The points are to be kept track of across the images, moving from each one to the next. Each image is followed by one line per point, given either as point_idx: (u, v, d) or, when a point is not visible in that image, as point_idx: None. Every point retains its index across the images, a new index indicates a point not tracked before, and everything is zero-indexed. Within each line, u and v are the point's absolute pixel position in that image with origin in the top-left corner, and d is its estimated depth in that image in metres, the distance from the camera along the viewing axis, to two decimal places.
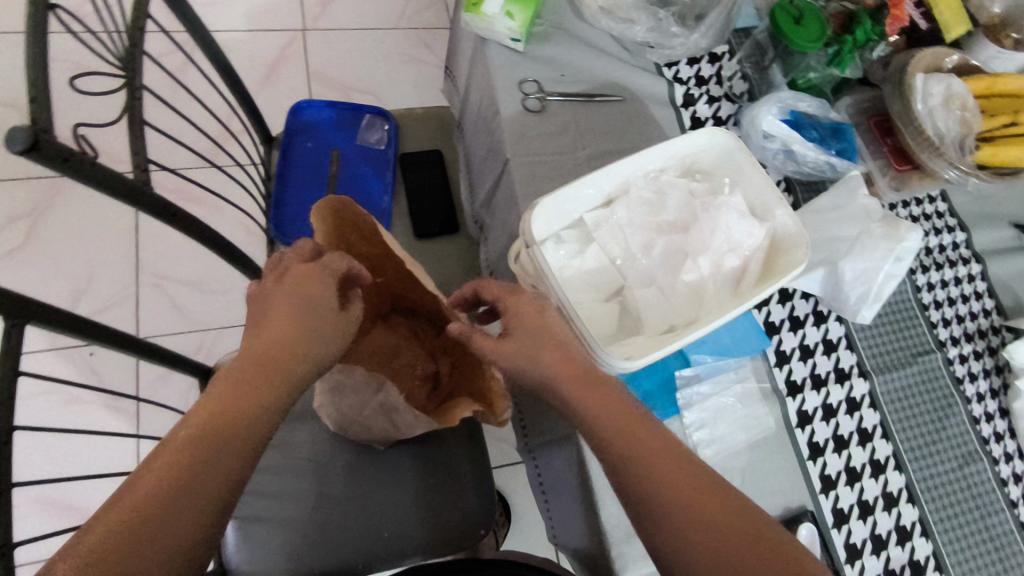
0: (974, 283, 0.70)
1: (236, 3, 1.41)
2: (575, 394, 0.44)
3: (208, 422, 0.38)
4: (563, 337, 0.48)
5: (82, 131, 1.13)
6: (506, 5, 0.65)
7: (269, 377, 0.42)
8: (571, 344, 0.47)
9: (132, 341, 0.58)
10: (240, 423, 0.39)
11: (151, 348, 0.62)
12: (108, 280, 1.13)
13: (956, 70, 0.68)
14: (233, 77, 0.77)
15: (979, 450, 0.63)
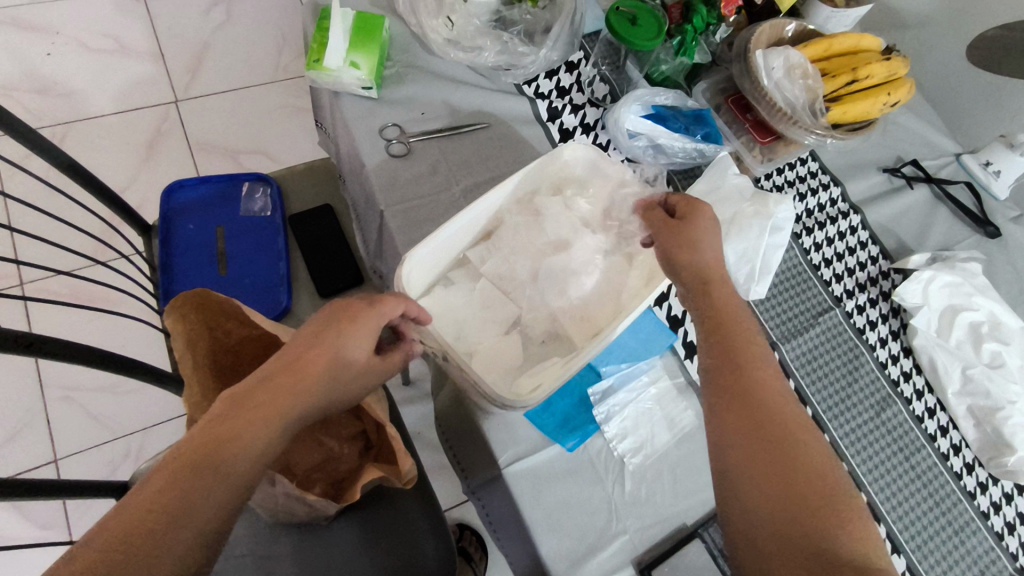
0: (857, 234, 0.73)
1: (97, 86, 1.34)
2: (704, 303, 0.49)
3: (212, 445, 0.37)
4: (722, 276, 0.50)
5: None
6: (348, 55, 0.64)
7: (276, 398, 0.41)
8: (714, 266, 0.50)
9: (44, 486, 0.54)
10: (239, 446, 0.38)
11: (68, 486, 0.59)
12: (11, 405, 1.05)
13: (794, 38, 0.71)
14: (81, 173, 0.73)
15: (892, 393, 0.65)
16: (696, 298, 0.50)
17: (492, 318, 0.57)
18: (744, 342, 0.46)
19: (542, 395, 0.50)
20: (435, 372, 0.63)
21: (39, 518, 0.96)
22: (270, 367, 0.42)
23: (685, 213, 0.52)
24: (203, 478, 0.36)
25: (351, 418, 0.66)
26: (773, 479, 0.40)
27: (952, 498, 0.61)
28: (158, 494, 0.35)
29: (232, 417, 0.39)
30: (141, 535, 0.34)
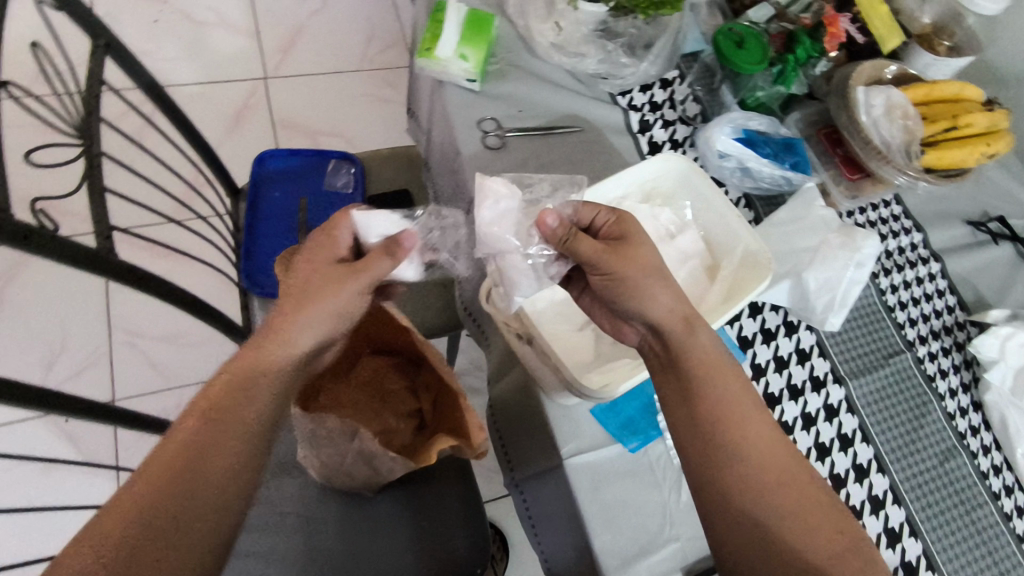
0: (935, 281, 0.72)
1: (196, 55, 1.42)
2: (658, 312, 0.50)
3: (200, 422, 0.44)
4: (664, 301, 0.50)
5: (42, 207, 1.11)
6: (458, 48, 0.67)
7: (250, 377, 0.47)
8: (670, 288, 0.50)
9: (91, 406, 0.57)
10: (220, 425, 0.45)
11: (115, 412, 0.61)
12: (80, 342, 1.10)
13: (895, 80, 0.72)
14: (190, 129, 0.77)
15: (958, 445, 0.64)
16: (664, 336, 0.50)
17: (569, 315, 0.60)
18: (706, 375, 0.48)
19: (617, 390, 0.52)
20: (502, 359, 0.65)
21: (93, 451, 1.01)
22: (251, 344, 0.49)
23: (620, 236, 0.51)
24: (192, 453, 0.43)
25: (409, 396, 0.68)
26: (737, 491, 0.46)
27: (1010, 558, 0.60)
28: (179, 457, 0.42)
29: (231, 385, 0.46)
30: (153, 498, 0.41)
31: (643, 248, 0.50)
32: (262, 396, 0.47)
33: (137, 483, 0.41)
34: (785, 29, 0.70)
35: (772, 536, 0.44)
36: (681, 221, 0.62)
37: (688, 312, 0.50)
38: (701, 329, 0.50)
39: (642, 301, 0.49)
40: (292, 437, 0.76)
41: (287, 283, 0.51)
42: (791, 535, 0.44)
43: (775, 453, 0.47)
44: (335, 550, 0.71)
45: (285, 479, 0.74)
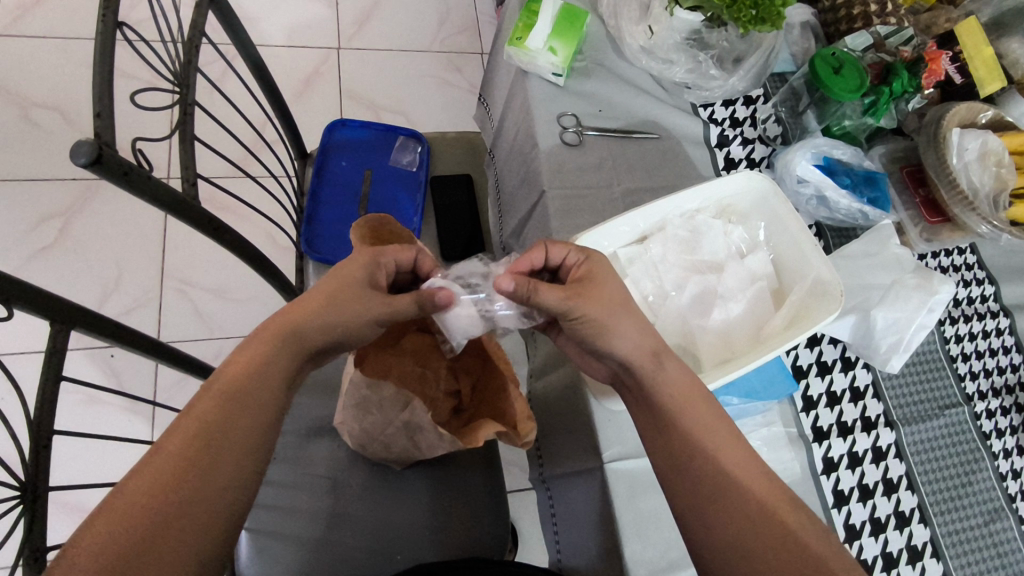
0: (1002, 337, 0.70)
1: (275, 18, 1.44)
2: (625, 347, 0.49)
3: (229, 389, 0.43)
4: (627, 336, 0.49)
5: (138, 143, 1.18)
6: (549, 40, 0.67)
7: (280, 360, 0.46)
8: (642, 326, 0.50)
9: (153, 344, 0.58)
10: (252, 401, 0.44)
11: (174, 355, 0.62)
12: (133, 283, 1.14)
13: (989, 125, 0.69)
14: (272, 89, 0.78)
15: (1005, 507, 0.62)
16: (636, 373, 0.49)
17: None
18: (680, 407, 0.48)
19: None
20: (550, 357, 0.66)
21: (132, 389, 1.05)
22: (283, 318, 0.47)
23: (585, 278, 0.51)
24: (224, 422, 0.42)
25: (449, 374, 0.67)
26: (728, 510, 0.45)
27: None
28: (171, 463, 0.40)
29: (247, 380, 0.44)
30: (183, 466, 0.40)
31: (614, 289, 0.51)
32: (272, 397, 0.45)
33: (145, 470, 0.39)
34: (882, 60, 0.68)
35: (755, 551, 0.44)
36: (753, 242, 0.62)
37: (656, 346, 0.50)
38: (670, 362, 0.50)
39: (609, 339, 0.49)
40: (329, 403, 0.78)
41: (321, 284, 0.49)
42: (775, 549, 0.43)
43: (753, 473, 0.47)
44: (357, 518, 0.72)
45: (318, 443, 0.75)
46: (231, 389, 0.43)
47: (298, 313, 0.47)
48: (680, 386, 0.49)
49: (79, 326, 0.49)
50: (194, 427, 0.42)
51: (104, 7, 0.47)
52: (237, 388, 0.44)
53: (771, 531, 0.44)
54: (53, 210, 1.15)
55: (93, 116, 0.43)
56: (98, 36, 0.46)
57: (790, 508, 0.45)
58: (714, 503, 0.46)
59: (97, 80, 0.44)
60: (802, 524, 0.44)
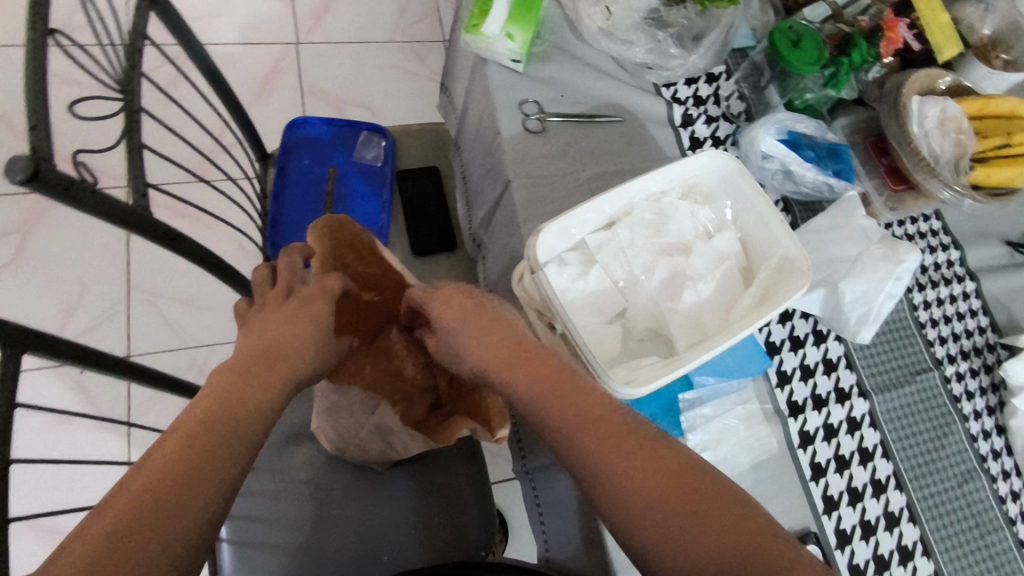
0: (969, 301, 0.71)
1: (228, 15, 1.40)
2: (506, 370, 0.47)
3: (211, 410, 0.41)
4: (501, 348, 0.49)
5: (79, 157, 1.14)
6: (506, 26, 0.65)
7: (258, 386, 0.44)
8: (514, 338, 0.49)
9: (113, 362, 0.56)
10: (235, 419, 0.42)
11: (137, 369, 0.60)
12: (98, 296, 1.11)
13: (949, 91, 0.70)
14: (226, 90, 0.76)
15: (978, 468, 0.63)
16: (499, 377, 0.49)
17: (601, 305, 0.59)
18: (556, 410, 0.42)
19: (643, 389, 0.51)
20: None
21: (105, 406, 1.02)
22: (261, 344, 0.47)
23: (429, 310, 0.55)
24: (208, 442, 0.40)
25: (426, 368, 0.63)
26: (643, 515, 0.36)
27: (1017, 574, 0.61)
28: (148, 492, 0.36)
29: (228, 402, 0.42)
30: (165, 492, 0.37)
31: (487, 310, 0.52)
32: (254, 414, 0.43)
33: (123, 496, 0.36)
34: (841, 31, 0.68)
35: (667, 520, 0.35)
36: (719, 221, 0.62)
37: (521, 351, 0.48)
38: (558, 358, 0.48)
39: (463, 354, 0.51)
40: (305, 407, 0.76)
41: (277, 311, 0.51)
42: (703, 531, 0.35)
43: (657, 460, 0.38)
44: (341, 522, 0.71)
45: (297, 448, 0.74)
46: (218, 409, 0.41)
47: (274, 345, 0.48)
48: (561, 389, 0.43)
49: (31, 349, 0.47)
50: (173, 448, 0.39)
51: (32, 14, 0.45)
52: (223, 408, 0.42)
53: (674, 492, 0.36)
54: (8, 226, 1.11)
55: (28, 129, 0.41)
56: (27, 45, 0.44)
57: (707, 483, 0.37)
58: (627, 515, 0.37)
59: (29, 92, 0.42)
60: (707, 481, 0.37)
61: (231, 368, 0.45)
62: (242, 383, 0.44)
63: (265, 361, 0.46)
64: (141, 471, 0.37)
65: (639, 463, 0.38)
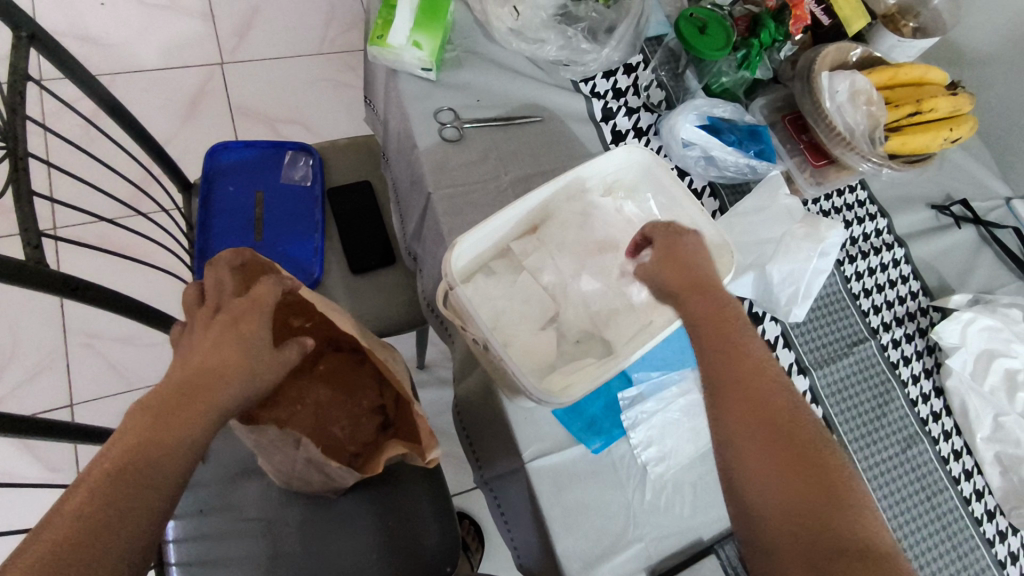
0: (899, 267, 0.72)
1: (147, 41, 1.35)
2: (693, 311, 0.48)
3: (128, 452, 0.37)
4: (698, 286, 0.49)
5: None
6: (412, 35, 0.63)
7: (184, 415, 0.39)
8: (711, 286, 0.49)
9: (37, 425, 0.51)
10: (160, 459, 0.38)
11: (61, 426, 0.54)
12: (33, 345, 1.06)
13: (860, 63, 0.70)
14: (131, 123, 0.73)
15: (920, 431, 0.64)
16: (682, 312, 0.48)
17: (531, 310, 0.57)
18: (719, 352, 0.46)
19: (574, 396, 0.50)
20: (463, 361, 0.64)
21: (50, 459, 0.98)
22: (186, 372, 0.41)
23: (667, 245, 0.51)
24: (127, 488, 0.36)
25: (374, 390, 0.66)
26: (760, 468, 0.41)
27: (963, 531, 0.62)
28: (54, 547, 0.33)
29: (153, 437, 0.38)
30: (72, 548, 0.33)
31: (681, 252, 0.50)
32: (181, 449, 0.38)
33: (28, 553, 0.33)
34: (749, 13, 0.68)
35: (801, 498, 0.40)
36: (644, 214, 0.62)
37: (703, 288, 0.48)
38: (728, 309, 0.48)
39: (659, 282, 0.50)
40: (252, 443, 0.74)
41: (204, 329, 0.44)
42: (803, 503, 0.40)
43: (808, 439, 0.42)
44: (298, 556, 0.69)
45: (246, 486, 0.72)
46: (131, 451, 0.37)
47: (203, 367, 0.41)
48: (721, 330, 0.46)
49: None
50: (85, 494, 0.35)
51: None
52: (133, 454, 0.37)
53: (811, 482, 0.40)
54: None
55: None
56: None
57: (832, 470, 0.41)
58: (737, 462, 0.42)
59: None
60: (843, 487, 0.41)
61: (159, 399, 0.40)
62: (156, 423, 0.38)
63: (200, 390, 0.40)
64: (51, 521, 0.34)
65: (780, 440, 0.42)
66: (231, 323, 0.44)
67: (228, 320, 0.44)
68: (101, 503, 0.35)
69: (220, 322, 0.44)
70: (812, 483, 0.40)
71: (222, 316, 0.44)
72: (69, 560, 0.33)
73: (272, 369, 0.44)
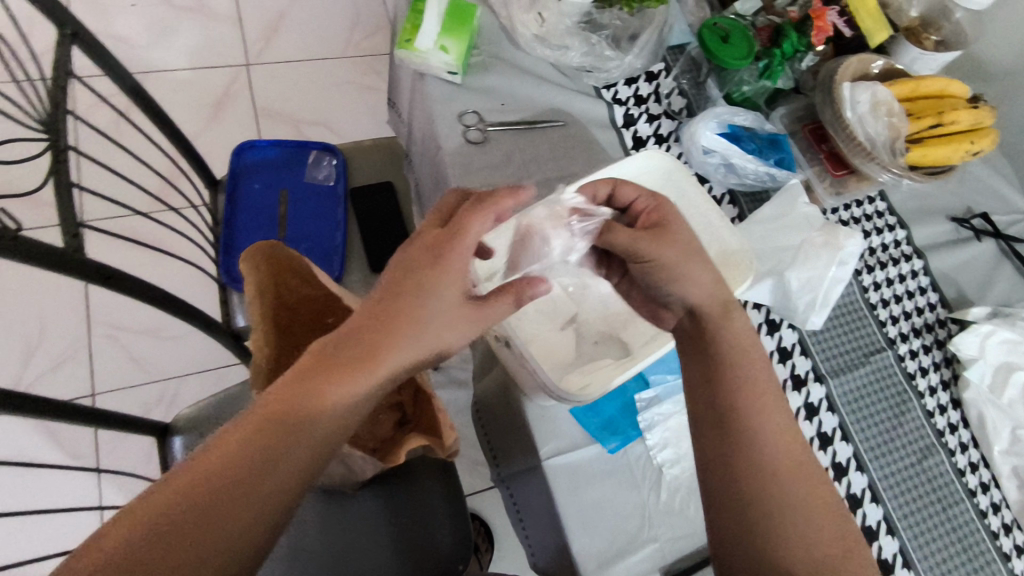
0: (917, 279, 0.72)
1: (176, 42, 1.38)
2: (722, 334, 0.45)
3: (296, 397, 0.39)
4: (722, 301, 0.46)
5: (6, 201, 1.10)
6: (439, 39, 0.65)
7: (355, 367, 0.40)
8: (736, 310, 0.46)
9: (63, 407, 0.53)
10: (325, 410, 0.39)
11: (86, 411, 0.56)
12: (59, 336, 1.08)
13: (882, 75, 0.71)
14: (164, 120, 0.75)
15: (936, 443, 0.64)
16: (702, 320, 0.46)
17: (553, 312, 0.58)
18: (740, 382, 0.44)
19: (592, 393, 0.53)
20: (484, 357, 0.65)
21: (72, 448, 1.00)
22: (370, 315, 0.41)
23: (654, 219, 0.50)
24: (293, 434, 0.38)
25: (392, 387, 0.66)
26: (764, 512, 0.42)
27: (979, 543, 0.62)
28: (225, 469, 0.36)
29: (323, 386, 0.39)
30: (240, 476, 0.36)
31: (674, 235, 0.48)
32: (351, 401, 0.40)
33: (204, 466, 0.36)
34: (772, 22, 0.69)
35: (802, 546, 0.41)
36: None
37: (727, 297, 0.47)
38: (739, 315, 0.46)
39: (679, 285, 0.47)
40: None
41: (406, 259, 0.43)
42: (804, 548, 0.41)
43: (817, 486, 0.43)
44: (314, 548, 0.70)
45: None
46: (301, 394, 0.38)
47: (389, 312, 0.41)
48: (733, 360, 0.44)
49: None
50: (259, 424, 0.38)
51: None
52: (277, 431, 0.38)
53: (813, 530, 0.41)
54: None
55: None
56: None
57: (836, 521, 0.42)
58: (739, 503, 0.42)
59: None
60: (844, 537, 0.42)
61: (341, 340, 0.40)
62: (333, 368, 0.39)
63: (375, 341, 0.40)
64: (228, 441, 0.37)
65: (792, 486, 0.42)
66: (431, 265, 0.42)
67: (431, 259, 0.43)
68: (270, 442, 0.38)
69: (423, 258, 0.43)
70: (813, 529, 0.41)
71: (421, 254, 0.43)
72: (237, 485, 0.36)
73: (452, 326, 0.44)
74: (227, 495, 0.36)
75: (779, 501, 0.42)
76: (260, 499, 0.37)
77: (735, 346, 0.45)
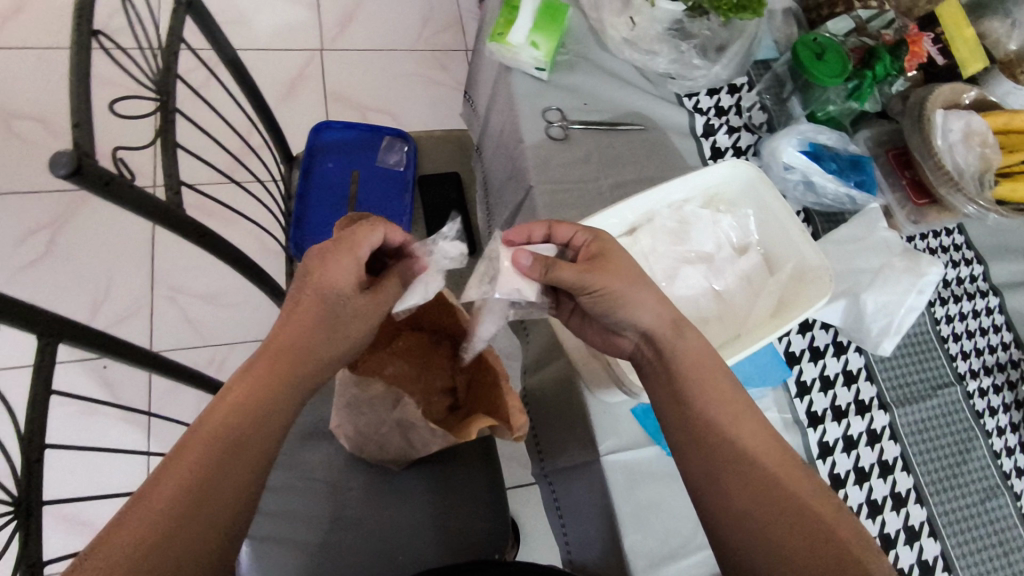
0: (991, 316, 0.70)
1: (256, 23, 1.43)
2: (679, 351, 0.49)
3: (237, 411, 0.44)
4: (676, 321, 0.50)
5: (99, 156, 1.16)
6: (531, 35, 0.66)
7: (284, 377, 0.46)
8: (688, 330, 0.50)
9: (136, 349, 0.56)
10: (263, 420, 0.44)
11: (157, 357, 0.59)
12: (124, 292, 1.13)
13: (974, 105, 0.69)
14: (255, 93, 0.78)
15: (1001, 485, 0.62)
16: (658, 344, 0.50)
17: None
18: (702, 397, 0.47)
19: None
20: (544, 350, 0.66)
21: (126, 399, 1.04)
22: (284, 332, 0.47)
23: (598, 254, 0.51)
24: (238, 444, 0.43)
25: (448, 370, 0.68)
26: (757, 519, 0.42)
27: None
28: (180, 486, 0.40)
29: (255, 397, 0.44)
30: (197, 489, 0.40)
31: (621, 265, 0.50)
32: (284, 409, 0.46)
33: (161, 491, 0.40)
34: (864, 44, 0.69)
35: (801, 556, 0.41)
36: (741, 230, 0.62)
37: (675, 315, 0.50)
38: (691, 333, 0.50)
39: (630, 311, 0.50)
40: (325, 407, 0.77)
41: (301, 272, 0.49)
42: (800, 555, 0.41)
43: (806, 487, 0.44)
44: (357, 519, 0.72)
45: (316, 446, 0.75)
46: (244, 410, 0.44)
47: (303, 320, 0.47)
48: (689, 379, 0.48)
49: (67, 338, 0.48)
50: (206, 442, 0.42)
51: (78, 17, 0.46)
52: (225, 445, 0.42)
53: (807, 530, 0.41)
54: (40, 222, 1.14)
55: (72, 125, 0.43)
56: (73, 42, 0.46)
57: (831, 514, 0.42)
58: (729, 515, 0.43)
59: (74, 86, 0.44)
60: (845, 531, 0.41)
61: (257, 363, 0.46)
62: (263, 384, 0.45)
63: (294, 351, 0.47)
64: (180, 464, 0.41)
65: (768, 493, 0.43)
66: (327, 269, 0.48)
67: (328, 257, 0.49)
68: (215, 454, 0.42)
69: (315, 269, 0.49)
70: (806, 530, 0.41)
71: (317, 264, 0.49)
72: (192, 496, 0.40)
73: (358, 323, 0.50)
74: (181, 507, 0.40)
75: (760, 512, 0.43)
76: (219, 503, 0.41)
77: (689, 364, 0.48)
